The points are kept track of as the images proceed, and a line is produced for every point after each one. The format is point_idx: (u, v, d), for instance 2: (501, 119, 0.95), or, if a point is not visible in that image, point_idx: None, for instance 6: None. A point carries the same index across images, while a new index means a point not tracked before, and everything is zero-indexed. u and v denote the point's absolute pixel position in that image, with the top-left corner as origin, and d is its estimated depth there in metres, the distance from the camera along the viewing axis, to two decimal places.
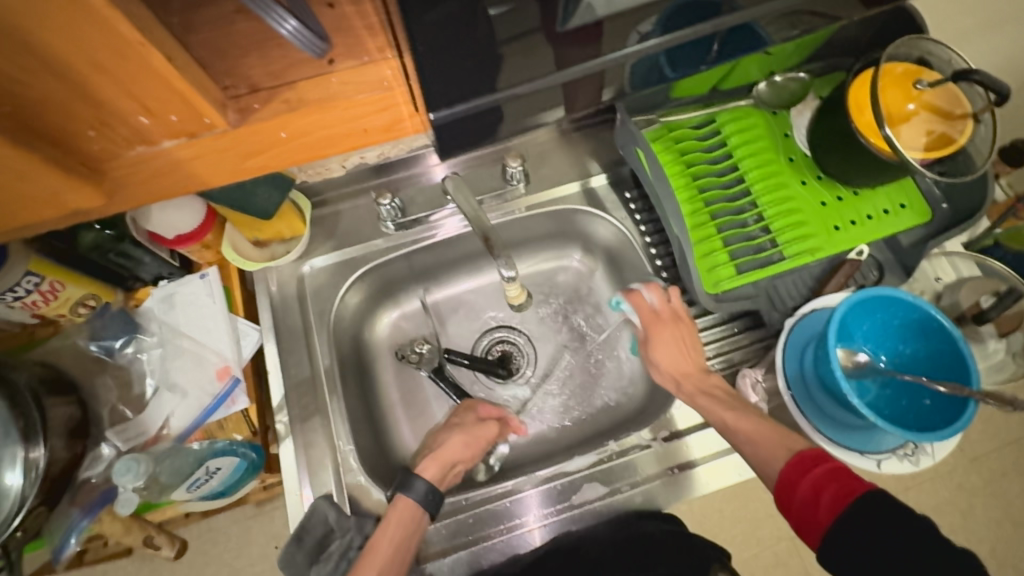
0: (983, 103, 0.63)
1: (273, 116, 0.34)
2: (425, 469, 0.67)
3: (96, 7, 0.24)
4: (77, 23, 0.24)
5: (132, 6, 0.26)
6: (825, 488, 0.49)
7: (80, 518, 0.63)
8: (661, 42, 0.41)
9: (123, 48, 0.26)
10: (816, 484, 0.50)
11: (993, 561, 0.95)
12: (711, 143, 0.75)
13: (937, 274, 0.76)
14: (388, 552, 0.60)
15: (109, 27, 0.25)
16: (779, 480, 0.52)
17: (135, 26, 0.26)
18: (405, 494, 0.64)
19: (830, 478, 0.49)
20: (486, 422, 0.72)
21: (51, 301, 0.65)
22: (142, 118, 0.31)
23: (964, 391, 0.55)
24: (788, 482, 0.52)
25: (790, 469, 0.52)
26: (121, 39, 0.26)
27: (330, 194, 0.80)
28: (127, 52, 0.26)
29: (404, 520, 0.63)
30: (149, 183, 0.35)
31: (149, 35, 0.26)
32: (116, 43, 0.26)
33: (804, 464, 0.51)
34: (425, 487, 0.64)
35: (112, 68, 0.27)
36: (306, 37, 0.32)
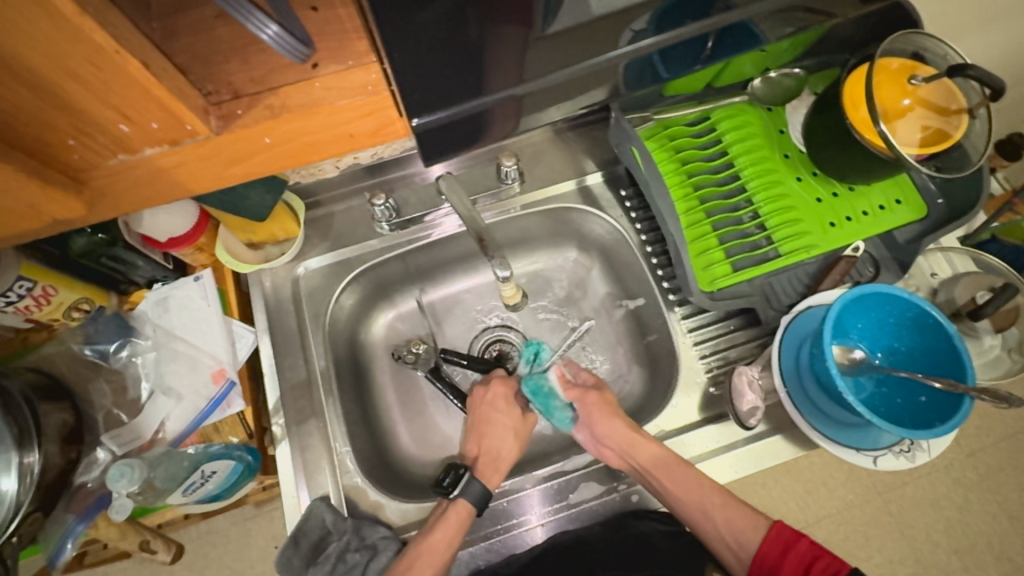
0: (978, 98, 0.63)
1: (256, 122, 0.33)
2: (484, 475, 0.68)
3: (67, 16, 0.24)
4: (48, 32, 0.24)
5: (105, 13, 0.25)
6: (804, 570, 0.59)
7: (75, 523, 0.63)
8: (656, 42, 0.39)
9: (99, 58, 0.26)
10: (796, 563, 0.60)
11: (991, 555, 0.95)
12: (706, 141, 0.74)
13: (933, 270, 0.75)
14: (446, 553, 0.62)
15: (83, 37, 0.25)
16: (759, 560, 0.62)
17: (109, 34, 0.25)
18: (461, 496, 0.65)
19: (808, 557, 0.59)
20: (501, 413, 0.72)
21: (43, 305, 0.65)
22: (122, 126, 0.31)
23: (959, 388, 0.55)
24: (769, 562, 0.61)
25: (770, 546, 0.62)
26: (96, 48, 0.25)
27: (324, 195, 0.80)
28: (103, 61, 0.26)
29: (459, 522, 0.64)
30: (132, 191, 0.35)
31: (123, 43, 0.26)
32: (91, 52, 0.25)
33: (783, 546, 0.61)
34: (480, 489, 0.65)
35: (88, 76, 0.27)
36: (288, 42, 0.31)
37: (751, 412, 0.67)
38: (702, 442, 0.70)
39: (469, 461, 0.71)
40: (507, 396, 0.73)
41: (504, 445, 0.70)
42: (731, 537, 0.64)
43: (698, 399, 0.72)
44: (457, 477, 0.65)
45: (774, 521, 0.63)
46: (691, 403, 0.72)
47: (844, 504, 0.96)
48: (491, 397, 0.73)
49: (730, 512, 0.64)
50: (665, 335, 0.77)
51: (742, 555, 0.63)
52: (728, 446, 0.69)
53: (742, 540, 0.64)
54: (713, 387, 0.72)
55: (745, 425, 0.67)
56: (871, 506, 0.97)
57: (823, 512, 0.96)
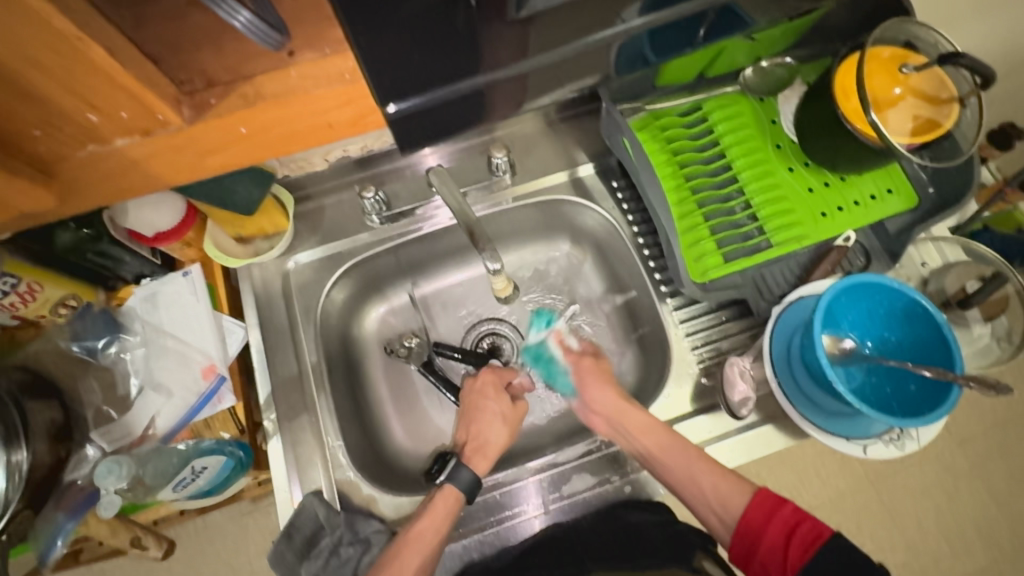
0: (968, 87, 0.63)
1: (230, 112, 0.33)
2: (474, 462, 0.67)
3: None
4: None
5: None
6: (790, 538, 0.54)
7: (66, 521, 0.63)
8: (645, 23, 0.37)
9: (60, 43, 0.26)
10: (780, 529, 0.55)
11: (981, 541, 0.96)
12: (697, 132, 0.74)
13: (924, 259, 0.76)
14: (433, 541, 0.61)
15: (42, 21, 0.24)
16: (743, 528, 0.57)
17: (69, 19, 0.25)
18: (450, 482, 0.64)
19: (792, 523, 0.55)
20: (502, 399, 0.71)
21: (30, 302, 0.64)
22: (90, 115, 0.30)
23: (948, 376, 0.56)
24: (752, 529, 0.57)
25: (754, 514, 0.57)
26: (57, 34, 0.25)
27: (313, 188, 0.79)
28: (65, 47, 0.26)
29: (447, 512, 0.63)
30: (106, 183, 0.34)
31: (87, 29, 0.26)
32: (52, 38, 0.25)
33: (767, 512, 0.57)
34: (470, 476, 0.64)
35: (49, 63, 0.26)
36: (261, 30, 0.30)
37: (742, 402, 0.67)
38: (694, 433, 0.70)
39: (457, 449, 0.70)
40: (497, 385, 0.72)
41: (491, 433, 0.69)
42: (717, 505, 0.60)
43: (689, 390, 0.72)
44: (444, 462, 0.67)
45: (759, 487, 0.59)
46: (682, 394, 0.72)
47: (837, 493, 0.97)
48: (480, 385, 0.72)
49: (715, 482, 0.60)
50: (657, 327, 0.77)
51: (728, 519, 0.60)
52: (720, 437, 0.70)
53: (726, 506, 0.60)
54: (705, 377, 0.72)
55: (736, 415, 0.68)
56: (863, 495, 0.97)
57: (816, 500, 0.97)
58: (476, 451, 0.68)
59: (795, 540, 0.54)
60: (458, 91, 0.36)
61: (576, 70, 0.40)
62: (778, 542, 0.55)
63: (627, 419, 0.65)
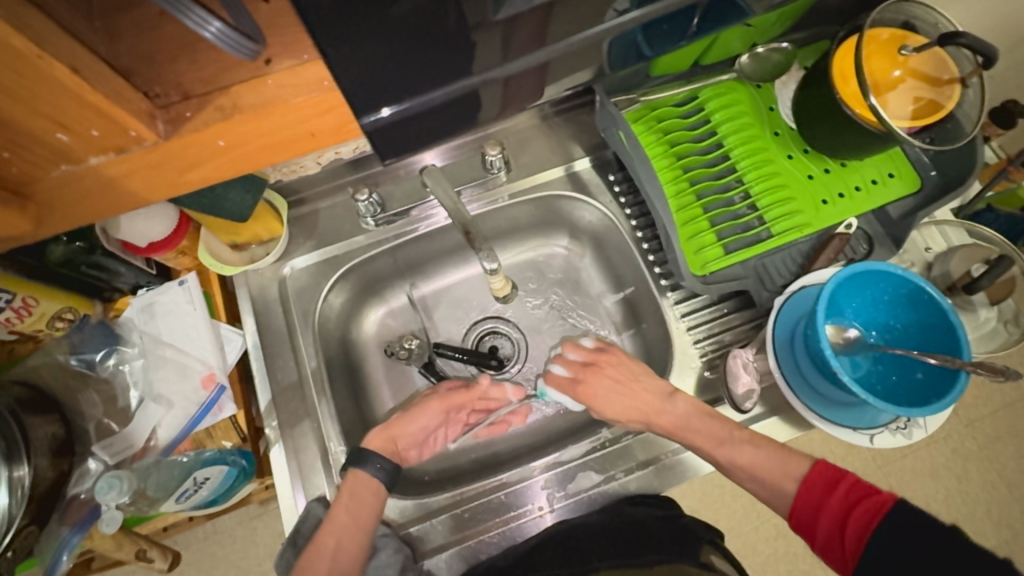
0: (970, 66, 0.61)
1: (207, 125, 0.32)
2: (372, 441, 0.68)
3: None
4: None
5: (23, 17, 0.24)
6: (852, 506, 0.55)
7: (71, 535, 0.62)
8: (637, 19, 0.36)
9: (20, 64, 0.25)
10: (839, 503, 0.56)
11: (989, 521, 0.95)
12: (694, 122, 0.73)
13: (928, 244, 0.74)
14: (344, 519, 0.62)
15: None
16: (796, 510, 0.58)
17: (27, 37, 0.24)
18: (358, 467, 0.64)
19: (848, 502, 0.56)
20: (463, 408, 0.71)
21: (25, 317, 0.63)
22: (59, 136, 0.29)
23: (955, 363, 0.55)
24: (808, 510, 0.58)
25: (804, 499, 0.58)
26: (14, 53, 0.24)
27: (307, 192, 0.79)
28: (23, 66, 0.25)
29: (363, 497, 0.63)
30: (81, 204, 0.34)
31: (46, 46, 0.25)
32: (11, 59, 0.24)
33: (828, 483, 0.58)
34: (379, 461, 0.65)
35: (13, 85, 0.25)
36: (234, 40, 0.29)
37: (746, 395, 0.67)
38: None
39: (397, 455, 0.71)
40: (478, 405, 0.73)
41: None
42: None
43: (693, 383, 0.71)
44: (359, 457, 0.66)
45: (814, 463, 0.60)
46: (685, 387, 0.71)
47: None
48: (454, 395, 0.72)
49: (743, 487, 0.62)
50: (658, 322, 0.76)
51: None
52: None
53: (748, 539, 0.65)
54: (708, 370, 0.72)
55: (739, 408, 0.67)
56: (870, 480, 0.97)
57: None
58: (379, 430, 0.69)
59: (857, 511, 0.54)
60: (434, 99, 0.35)
61: (566, 66, 0.39)
62: (833, 529, 0.56)
63: (662, 421, 0.65)
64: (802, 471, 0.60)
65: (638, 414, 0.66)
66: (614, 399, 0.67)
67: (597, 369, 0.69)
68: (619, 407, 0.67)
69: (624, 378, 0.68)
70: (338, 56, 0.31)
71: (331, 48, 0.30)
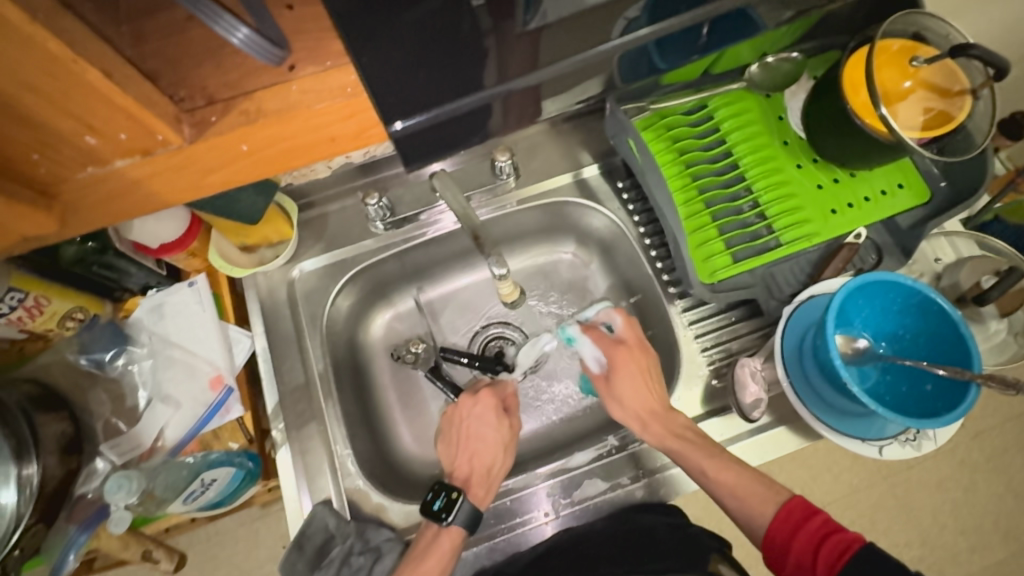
0: (982, 78, 0.61)
1: (231, 129, 0.32)
2: (472, 491, 0.66)
3: (16, 24, 0.23)
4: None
5: (60, 22, 0.25)
6: (824, 541, 0.55)
7: (78, 534, 0.62)
8: (652, 33, 0.36)
9: (54, 66, 0.25)
10: (813, 535, 0.56)
11: (997, 536, 0.94)
12: (704, 130, 0.73)
13: (937, 255, 0.74)
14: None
15: (34, 44, 0.24)
16: (768, 541, 0.58)
17: (63, 42, 0.25)
18: (449, 523, 0.63)
19: (822, 532, 0.55)
20: (510, 419, 0.71)
21: (37, 316, 0.63)
22: (88, 137, 0.30)
23: (965, 375, 0.54)
24: (779, 543, 0.57)
25: (778, 529, 0.58)
26: (50, 56, 0.25)
27: (317, 196, 0.79)
28: (57, 69, 0.25)
29: (451, 549, 0.62)
30: (105, 206, 0.34)
31: (80, 50, 0.25)
32: (45, 61, 0.25)
33: (806, 512, 0.57)
34: (470, 507, 0.63)
35: (46, 87, 0.26)
36: (260, 45, 0.29)
37: (754, 404, 0.67)
38: (707, 435, 0.69)
39: (458, 481, 0.68)
40: (496, 409, 0.71)
41: (495, 463, 0.68)
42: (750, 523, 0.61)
43: (700, 392, 0.71)
44: (450, 501, 0.63)
45: (793, 496, 0.60)
46: (692, 396, 0.71)
47: (849, 489, 0.96)
48: (480, 410, 0.70)
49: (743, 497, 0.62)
50: (667, 329, 0.76)
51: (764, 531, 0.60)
52: (732, 439, 0.69)
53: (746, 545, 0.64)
54: (715, 378, 0.72)
55: (747, 417, 0.67)
56: (876, 490, 0.96)
57: (828, 497, 0.96)
58: (483, 485, 0.67)
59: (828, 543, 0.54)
60: (461, 107, 0.35)
61: (579, 76, 0.39)
62: (805, 557, 0.55)
63: (655, 423, 0.66)
64: (783, 498, 0.60)
65: (639, 411, 0.67)
66: (631, 388, 0.68)
67: (633, 347, 0.70)
68: (631, 394, 0.67)
69: (645, 374, 0.68)
70: (369, 63, 0.32)
71: (358, 53, 0.31)
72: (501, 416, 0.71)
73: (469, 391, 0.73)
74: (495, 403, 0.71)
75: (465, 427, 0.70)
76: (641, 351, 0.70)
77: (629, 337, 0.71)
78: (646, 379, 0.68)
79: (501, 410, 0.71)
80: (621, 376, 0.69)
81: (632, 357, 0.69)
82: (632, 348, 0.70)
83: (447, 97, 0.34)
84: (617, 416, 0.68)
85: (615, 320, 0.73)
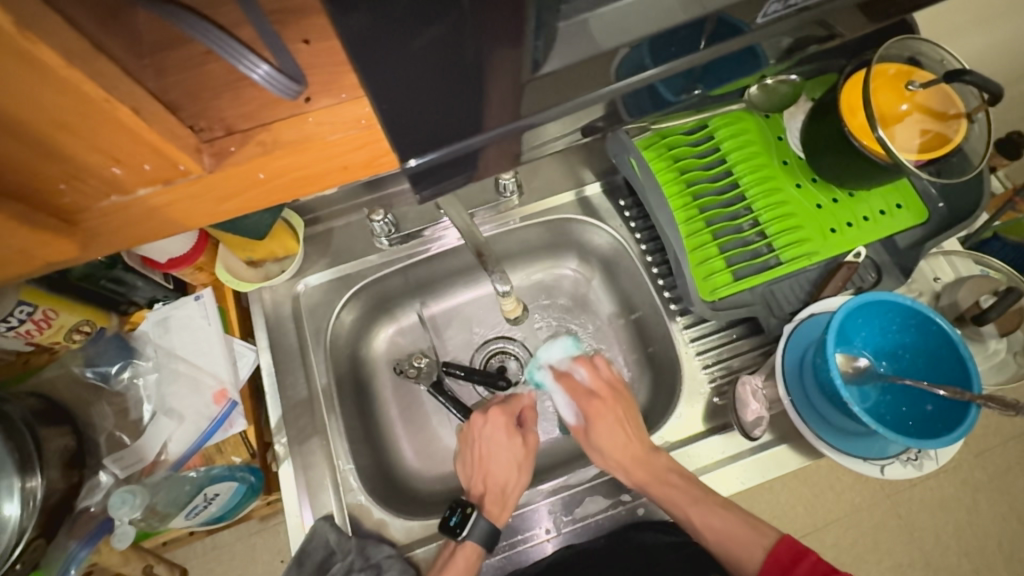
0: (976, 101, 0.62)
1: (249, 159, 0.33)
2: (488, 509, 0.66)
3: (56, 70, 0.24)
4: (36, 84, 0.24)
5: (93, 63, 0.26)
6: None
7: (79, 548, 0.62)
8: (657, 73, 0.39)
9: (86, 106, 0.26)
10: None
11: (1001, 556, 0.94)
12: (704, 150, 0.74)
13: (936, 274, 0.75)
14: None
15: (69, 86, 0.25)
16: None
17: (97, 83, 0.26)
18: (467, 538, 0.63)
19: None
20: (526, 434, 0.72)
21: (45, 329, 0.64)
22: (113, 168, 0.31)
23: (965, 396, 0.55)
24: None
25: (771, 571, 0.59)
26: (85, 99, 0.26)
27: (323, 211, 0.80)
28: (89, 108, 0.26)
29: (467, 566, 0.62)
30: (125, 231, 0.35)
31: (112, 91, 0.27)
32: (78, 101, 0.26)
33: (794, 555, 0.58)
34: (488, 524, 0.64)
35: (78, 124, 0.27)
36: (280, 82, 0.31)
37: (756, 422, 0.67)
38: (707, 453, 0.69)
39: (475, 499, 0.68)
40: (508, 426, 0.71)
41: (510, 481, 0.68)
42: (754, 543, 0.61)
43: (701, 409, 0.72)
44: (465, 516, 0.64)
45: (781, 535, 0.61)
46: (693, 412, 0.72)
47: (852, 507, 0.95)
48: (491, 429, 0.70)
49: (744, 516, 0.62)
50: (667, 345, 0.76)
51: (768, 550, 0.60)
52: (733, 457, 0.69)
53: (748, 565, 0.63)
54: (717, 396, 0.72)
55: (748, 436, 0.67)
56: (878, 509, 0.96)
57: (830, 515, 0.96)
58: (500, 504, 0.67)
59: None
60: (469, 145, 0.38)
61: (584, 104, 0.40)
62: None
63: (638, 471, 0.65)
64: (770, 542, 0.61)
65: (621, 460, 0.66)
66: (611, 436, 0.68)
67: (608, 397, 0.70)
68: (611, 444, 0.67)
69: (625, 421, 0.69)
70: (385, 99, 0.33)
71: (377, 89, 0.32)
72: (514, 435, 0.71)
73: (479, 409, 0.73)
74: (506, 420, 0.71)
75: (475, 447, 0.70)
76: (616, 398, 0.70)
77: (599, 388, 0.72)
78: (625, 425, 0.68)
79: (513, 426, 0.72)
80: (596, 425, 0.69)
81: (604, 409, 0.70)
82: (607, 397, 0.71)
83: (458, 136, 0.37)
84: (601, 465, 0.68)
85: (581, 370, 0.73)
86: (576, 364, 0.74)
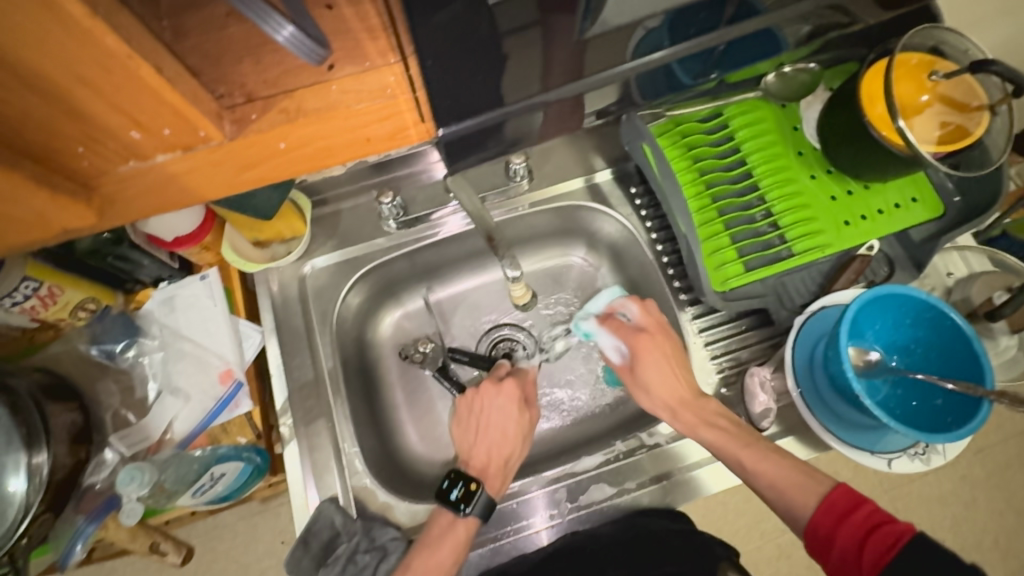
0: (1000, 94, 0.61)
1: (272, 127, 0.32)
2: (488, 482, 0.67)
3: (77, 18, 0.23)
4: (60, 36, 0.23)
5: (117, 18, 0.25)
6: (870, 532, 0.51)
7: (86, 524, 0.64)
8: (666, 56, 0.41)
9: (109, 61, 0.25)
10: (856, 528, 0.52)
11: (997, 551, 0.94)
12: (718, 138, 0.73)
13: (949, 269, 0.74)
14: None
15: (93, 40, 0.24)
16: (812, 529, 0.55)
17: (121, 38, 0.25)
18: (468, 510, 0.63)
19: (869, 524, 0.52)
20: (527, 412, 0.71)
21: (50, 306, 0.64)
22: (133, 133, 0.30)
23: (977, 391, 0.54)
24: (823, 533, 0.54)
25: (822, 519, 0.55)
26: (107, 52, 0.25)
27: (330, 193, 0.79)
28: (113, 64, 0.25)
29: (466, 539, 0.62)
30: (144, 199, 0.34)
31: (135, 48, 0.26)
32: (101, 56, 0.25)
33: (851, 504, 0.54)
34: (487, 499, 0.64)
35: (101, 82, 0.26)
36: (305, 44, 0.30)
37: (764, 414, 0.67)
38: None
39: (475, 468, 0.68)
40: (519, 401, 0.71)
41: (512, 454, 0.68)
42: None
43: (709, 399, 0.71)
44: (468, 491, 0.64)
45: (839, 484, 0.57)
46: None
47: None
48: (504, 397, 0.70)
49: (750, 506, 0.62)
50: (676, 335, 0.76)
51: None
52: None
53: None
54: (724, 387, 0.72)
55: (756, 427, 0.67)
56: (877, 503, 0.96)
57: None
58: (496, 472, 0.67)
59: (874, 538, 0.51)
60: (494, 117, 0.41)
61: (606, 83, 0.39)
62: (850, 548, 0.52)
63: (686, 413, 0.65)
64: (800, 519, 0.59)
65: (669, 400, 0.66)
66: (660, 375, 0.67)
67: (655, 333, 0.69)
68: (659, 382, 0.67)
69: (673, 358, 0.68)
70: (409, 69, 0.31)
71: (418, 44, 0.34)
72: (518, 403, 0.70)
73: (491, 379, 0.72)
74: (518, 394, 0.71)
75: (484, 408, 0.70)
76: (664, 337, 0.68)
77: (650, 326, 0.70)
78: (675, 369, 0.67)
79: (523, 401, 0.71)
80: (645, 365, 0.68)
81: (659, 346, 0.68)
82: (658, 335, 0.69)
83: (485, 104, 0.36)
84: (646, 404, 0.68)
85: (629, 309, 0.71)
86: (624, 304, 0.72)
